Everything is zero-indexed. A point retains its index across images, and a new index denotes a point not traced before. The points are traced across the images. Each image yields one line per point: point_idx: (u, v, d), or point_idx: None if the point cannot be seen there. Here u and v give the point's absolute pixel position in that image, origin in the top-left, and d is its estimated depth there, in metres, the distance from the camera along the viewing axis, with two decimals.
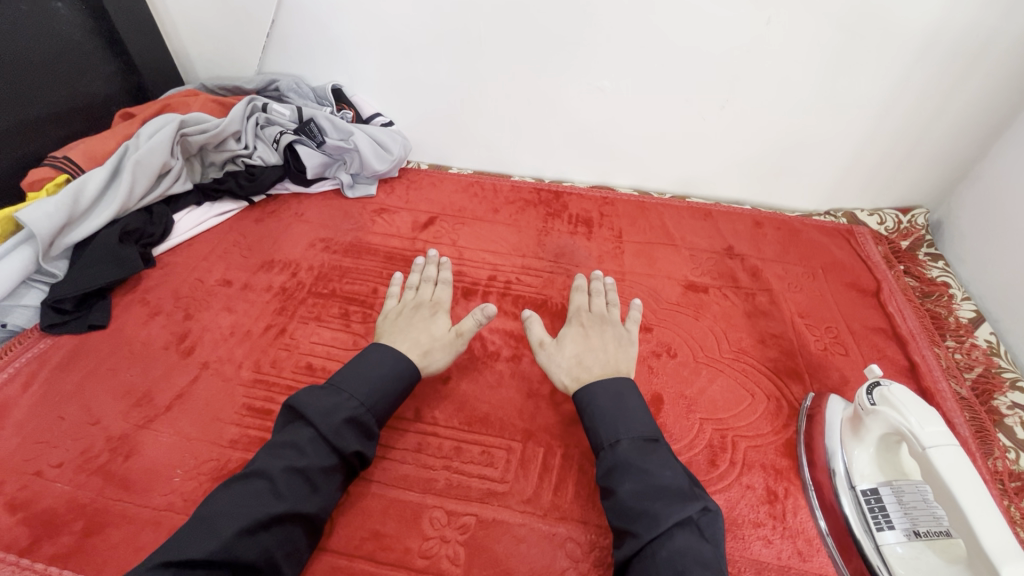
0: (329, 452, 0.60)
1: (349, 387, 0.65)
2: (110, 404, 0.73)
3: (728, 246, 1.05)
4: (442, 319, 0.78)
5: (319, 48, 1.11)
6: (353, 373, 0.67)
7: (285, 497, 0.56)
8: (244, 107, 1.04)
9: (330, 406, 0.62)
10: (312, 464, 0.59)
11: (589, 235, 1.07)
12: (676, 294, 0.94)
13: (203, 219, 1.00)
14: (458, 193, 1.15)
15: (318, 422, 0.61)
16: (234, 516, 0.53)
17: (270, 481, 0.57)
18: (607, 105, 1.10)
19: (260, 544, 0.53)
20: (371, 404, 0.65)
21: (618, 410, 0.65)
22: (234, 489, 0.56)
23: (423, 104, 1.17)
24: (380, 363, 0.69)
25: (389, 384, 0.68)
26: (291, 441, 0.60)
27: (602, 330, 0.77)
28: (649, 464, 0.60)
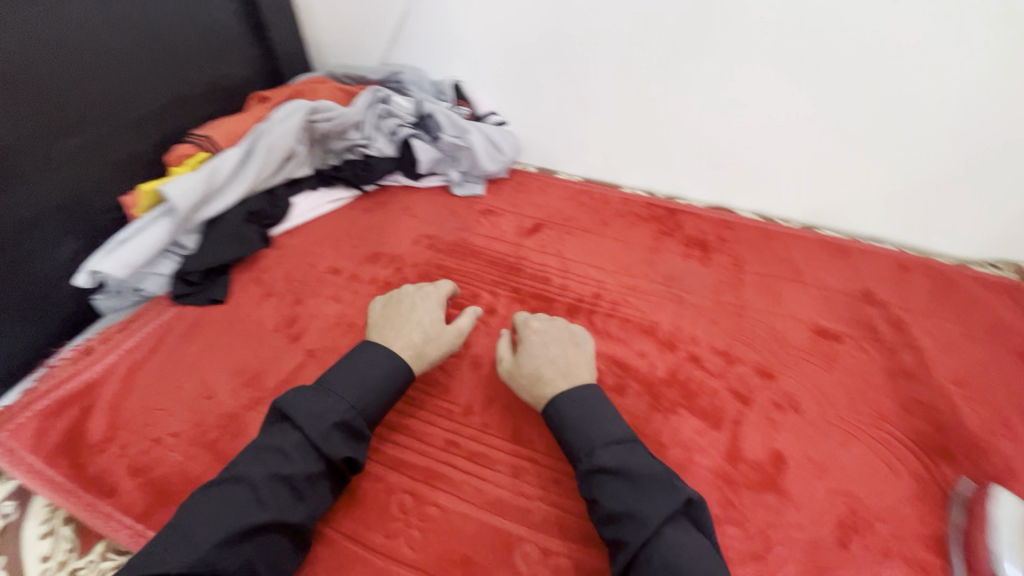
0: (318, 459, 0.58)
1: (339, 389, 0.63)
2: (224, 381, 0.75)
3: (866, 290, 0.93)
4: (436, 309, 0.74)
5: (445, 43, 1.11)
6: (344, 372, 0.65)
7: (265, 506, 0.54)
8: (370, 98, 1.05)
9: (320, 409, 0.60)
10: (298, 472, 0.56)
11: (706, 260, 0.98)
12: (803, 339, 0.85)
13: (318, 205, 1.03)
14: (566, 201, 1.11)
15: (309, 428, 0.58)
16: (213, 526, 0.51)
17: (250, 489, 0.54)
18: (742, 121, 1.01)
19: (241, 554, 0.51)
20: (362, 408, 0.63)
21: (585, 415, 0.62)
22: (212, 495, 0.54)
23: (540, 104, 1.13)
24: (372, 364, 0.66)
25: (380, 385, 0.65)
26: (278, 445, 0.58)
27: (560, 335, 0.72)
28: (625, 463, 0.57)
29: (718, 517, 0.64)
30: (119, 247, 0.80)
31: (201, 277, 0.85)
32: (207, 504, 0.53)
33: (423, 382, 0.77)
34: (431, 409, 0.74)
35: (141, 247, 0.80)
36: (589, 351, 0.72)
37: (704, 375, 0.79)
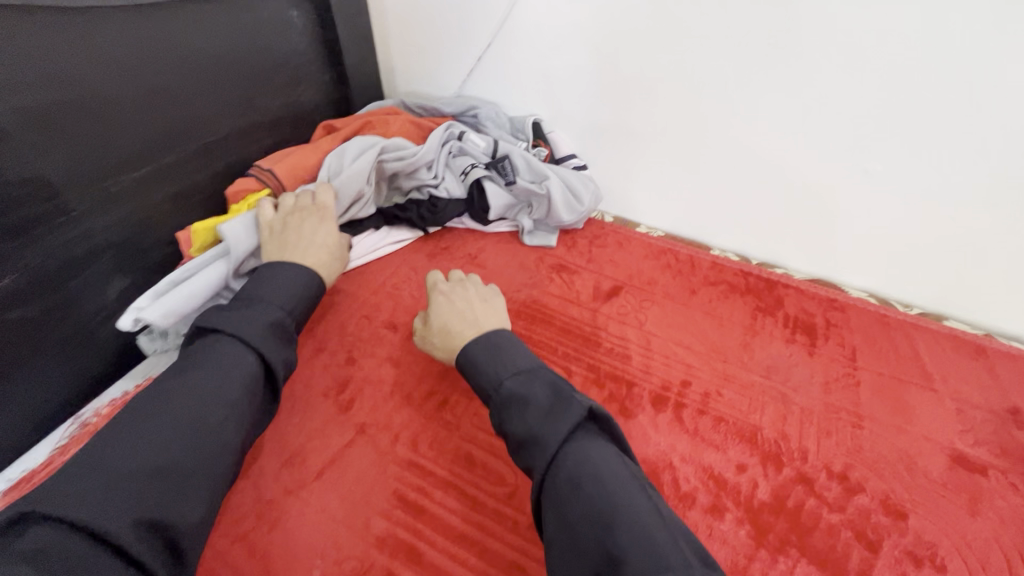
0: (255, 356, 0.60)
1: (264, 296, 0.66)
2: (266, 455, 0.67)
3: (1013, 407, 0.78)
4: (321, 227, 0.77)
5: (528, 78, 1.01)
6: (263, 284, 0.68)
7: (206, 405, 0.54)
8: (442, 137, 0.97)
9: (248, 313, 0.62)
10: (235, 367, 0.58)
11: (812, 349, 0.85)
12: (939, 468, 0.70)
13: (379, 245, 0.95)
14: (648, 261, 0.99)
15: (240, 328, 0.60)
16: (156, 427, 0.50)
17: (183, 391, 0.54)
18: (868, 190, 0.87)
19: (194, 452, 0.51)
20: (289, 309, 0.68)
21: (489, 354, 0.63)
22: (131, 413, 0.52)
23: (627, 150, 1.02)
24: (292, 276, 0.70)
25: (300, 294, 0.70)
26: (199, 352, 0.59)
27: (466, 294, 0.74)
28: (526, 391, 0.57)
29: None
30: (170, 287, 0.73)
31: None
32: (142, 408, 0.52)
33: (485, 481, 0.67)
34: (494, 516, 0.64)
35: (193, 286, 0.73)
36: (496, 305, 0.75)
37: (818, 504, 0.66)
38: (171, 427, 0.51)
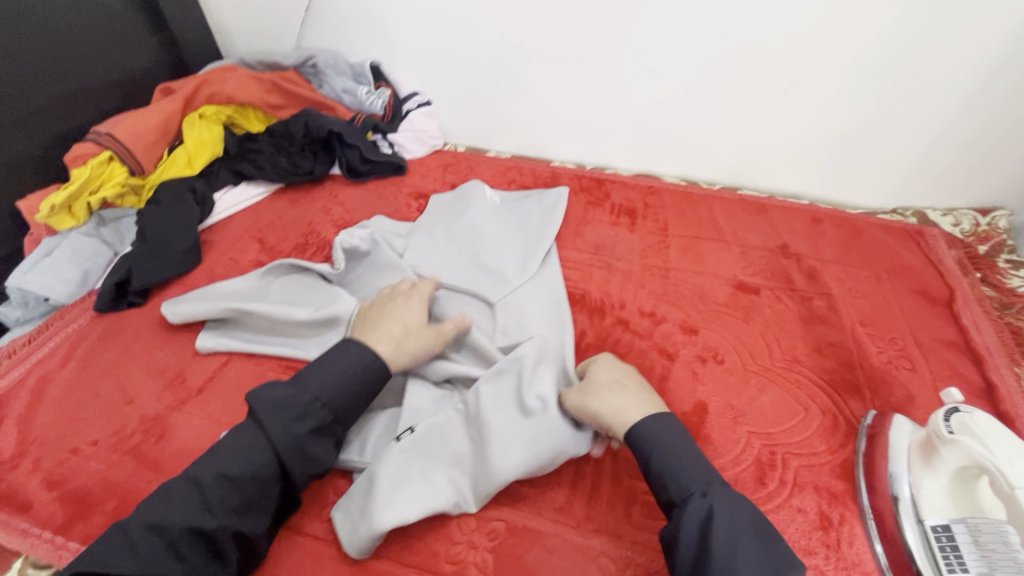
0: (270, 457, 0.56)
1: (310, 383, 0.59)
2: (145, 384, 0.73)
3: (782, 244, 0.98)
4: (417, 310, 0.69)
5: (354, 24, 1.08)
6: (317, 365, 0.61)
7: (248, 472, 0.54)
8: (530, 202, 0.96)
9: (282, 403, 0.57)
10: (246, 470, 0.54)
11: (632, 227, 1.01)
12: (724, 295, 0.89)
13: (239, 200, 1.00)
14: (496, 178, 1.11)
15: (273, 426, 0.56)
16: (207, 493, 0.52)
17: (229, 457, 0.55)
18: (659, 90, 1.02)
19: (250, 487, 0.54)
20: (329, 398, 0.59)
21: (677, 458, 0.56)
22: (230, 440, 0.56)
23: (462, 82, 1.11)
24: (341, 357, 0.62)
25: (353, 382, 0.61)
26: (252, 435, 0.56)
27: (629, 381, 0.65)
28: (721, 516, 0.51)
29: None
30: (47, 256, 0.83)
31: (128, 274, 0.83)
32: (198, 472, 0.54)
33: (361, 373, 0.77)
34: None
35: (423, 510, 0.59)
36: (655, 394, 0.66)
37: (632, 336, 0.82)
38: (211, 495, 0.52)
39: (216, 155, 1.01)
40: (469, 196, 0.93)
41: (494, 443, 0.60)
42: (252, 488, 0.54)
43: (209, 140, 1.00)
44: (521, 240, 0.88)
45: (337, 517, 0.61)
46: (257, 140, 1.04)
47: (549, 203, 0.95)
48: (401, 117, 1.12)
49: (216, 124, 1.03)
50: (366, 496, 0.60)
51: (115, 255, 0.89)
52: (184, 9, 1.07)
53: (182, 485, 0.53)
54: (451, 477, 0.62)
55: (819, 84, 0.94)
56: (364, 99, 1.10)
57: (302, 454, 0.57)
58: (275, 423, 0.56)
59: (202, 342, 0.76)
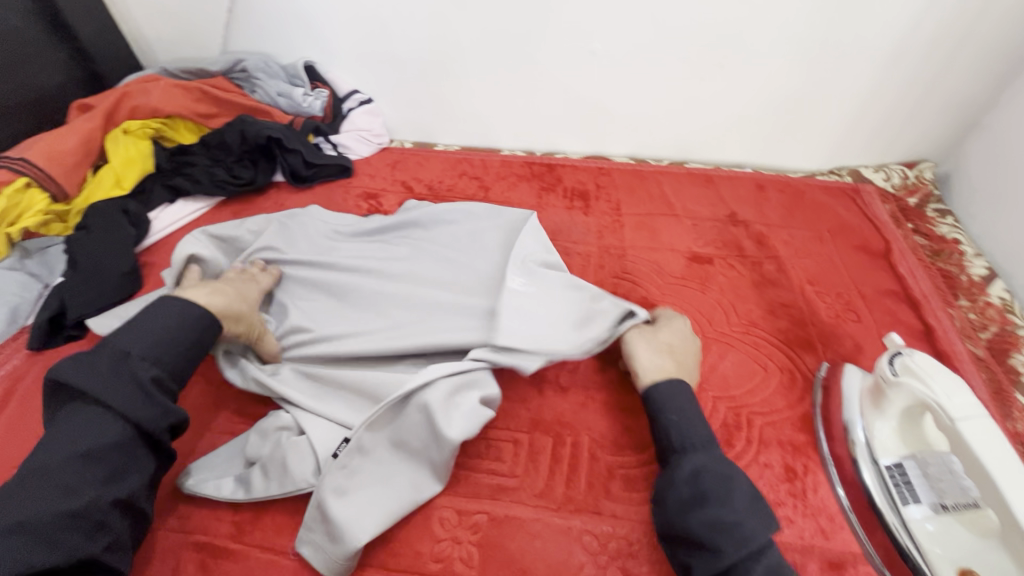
0: (119, 424, 0.55)
1: (131, 345, 0.59)
2: None
3: (731, 213, 1.01)
4: (252, 293, 0.72)
5: (281, 23, 1.04)
6: (138, 328, 0.61)
7: (97, 441, 0.53)
8: (495, 216, 0.88)
9: (109, 370, 0.57)
10: (96, 443, 0.53)
11: (586, 209, 1.02)
12: (680, 268, 0.91)
13: (179, 217, 0.95)
14: (446, 172, 1.09)
15: (97, 391, 0.55)
16: (62, 475, 0.51)
17: (72, 433, 0.54)
18: (600, 70, 1.02)
19: (107, 459, 0.54)
20: (155, 355, 0.60)
21: (688, 414, 0.63)
22: (64, 426, 0.54)
23: (402, 76, 1.08)
24: (172, 315, 0.62)
25: (181, 336, 0.62)
26: (83, 414, 0.55)
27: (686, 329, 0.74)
28: (732, 471, 0.58)
29: (621, 445, 0.68)
30: None
31: (63, 307, 0.78)
32: (44, 461, 0.52)
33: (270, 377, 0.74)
34: None
35: (392, 512, 0.60)
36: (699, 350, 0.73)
37: None
38: (71, 478, 0.51)
39: (147, 172, 0.96)
40: (438, 228, 0.89)
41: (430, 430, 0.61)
42: (109, 457, 0.54)
43: (137, 157, 0.95)
44: (502, 260, 0.80)
45: (304, 551, 0.58)
46: (192, 153, 0.99)
47: (507, 213, 0.89)
48: (342, 116, 1.10)
49: (143, 139, 0.97)
50: (324, 520, 0.58)
51: (45, 288, 0.84)
52: (92, 20, 1.01)
53: (38, 478, 0.51)
54: (405, 476, 0.62)
55: (753, 55, 0.97)
56: (300, 102, 1.05)
57: (147, 408, 0.57)
58: (109, 391, 0.55)
59: None
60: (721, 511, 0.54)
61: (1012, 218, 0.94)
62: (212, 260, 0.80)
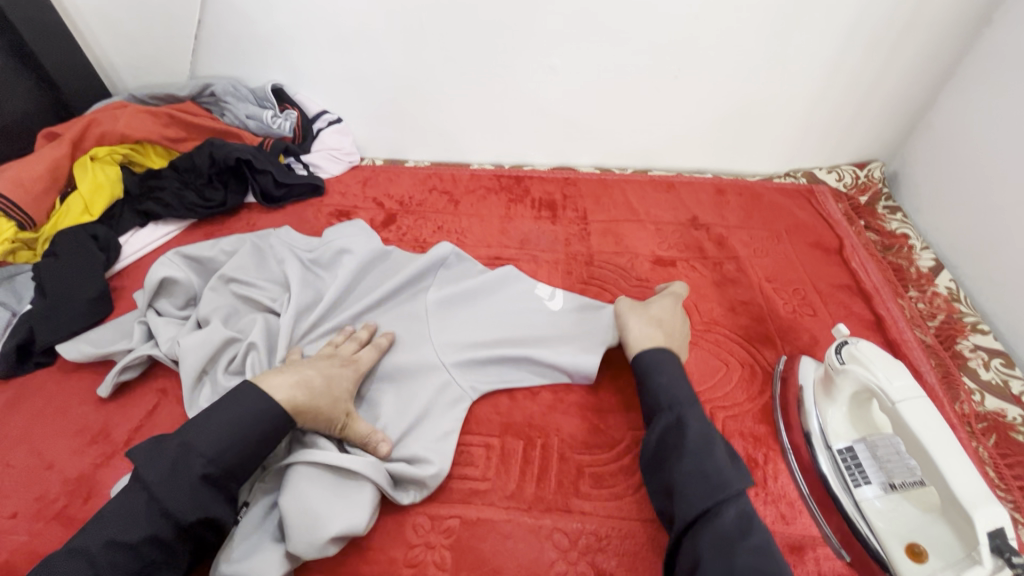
0: (163, 520, 0.54)
1: (198, 443, 0.57)
2: (64, 445, 0.70)
3: (692, 217, 1.05)
4: (343, 381, 0.67)
5: (249, 48, 1.06)
6: (205, 421, 0.58)
7: (140, 532, 0.53)
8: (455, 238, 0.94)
9: (172, 465, 0.55)
10: (139, 535, 0.53)
11: (553, 219, 1.05)
12: (644, 271, 0.94)
13: (149, 241, 0.96)
14: (416, 187, 1.12)
15: (154, 483, 0.54)
16: (99, 561, 0.51)
17: (112, 524, 0.53)
18: (562, 84, 1.05)
19: (141, 556, 0.53)
20: (213, 455, 0.57)
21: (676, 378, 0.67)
22: (113, 504, 0.55)
23: (369, 95, 1.11)
24: (238, 404, 0.60)
25: (245, 438, 0.59)
26: (125, 505, 0.54)
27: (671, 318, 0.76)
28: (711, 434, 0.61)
29: (589, 443, 0.70)
30: None
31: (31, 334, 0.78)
32: (82, 541, 0.52)
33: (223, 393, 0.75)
34: None
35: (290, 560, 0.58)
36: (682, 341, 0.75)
37: None
38: (104, 567, 0.51)
39: (116, 198, 0.96)
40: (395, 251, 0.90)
41: (304, 513, 0.58)
42: (152, 548, 0.53)
43: (105, 182, 0.95)
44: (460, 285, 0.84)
45: None
46: (161, 177, 1.00)
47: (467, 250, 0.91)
48: (312, 136, 1.12)
49: (111, 164, 0.98)
50: None
51: (14, 316, 0.83)
52: (57, 49, 1.02)
53: (69, 558, 0.51)
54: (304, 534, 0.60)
55: (705, 64, 1.01)
56: (270, 124, 1.08)
57: (191, 506, 0.55)
58: (158, 485, 0.54)
59: (100, 387, 0.74)
60: (699, 464, 0.58)
61: (955, 211, 1.00)
62: (185, 282, 0.82)
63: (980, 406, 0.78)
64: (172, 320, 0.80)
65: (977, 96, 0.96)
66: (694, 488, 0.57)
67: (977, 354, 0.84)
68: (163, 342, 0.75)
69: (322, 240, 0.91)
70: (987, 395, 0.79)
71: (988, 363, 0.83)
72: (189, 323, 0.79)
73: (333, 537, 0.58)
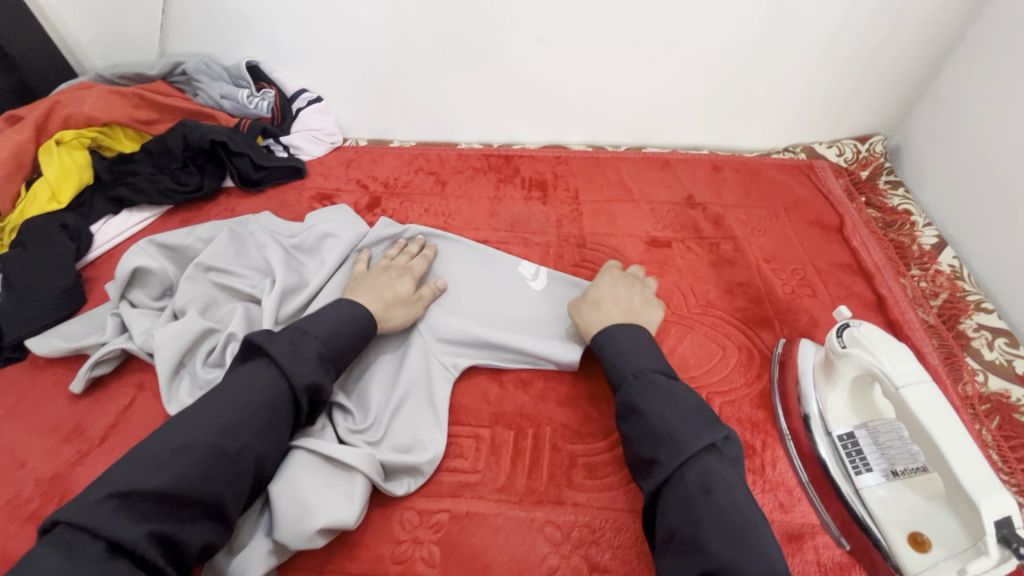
0: (284, 383, 0.56)
1: (311, 328, 0.62)
2: (37, 444, 0.67)
3: (688, 195, 1.01)
4: (406, 281, 0.75)
5: (219, 23, 1.00)
6: (311, 317, 0.64)
7: (265, 394, 0.55)
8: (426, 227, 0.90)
9: (291, 341, 0.59)
10: (263, 396, 0.55)
11: (545, 199, 1.01)
12: (638, 252, 0.91)
13: (123, 228, 0.92)
14: (402, 168, 1.07)
15: (277, 353, 0.57)
16: (224, 414, 0.53)
17: (234, 388, 0.55)
18: (550, 57, 1.01)
19: (266, 411, 0.55)
20: (324, 339, 0.62)
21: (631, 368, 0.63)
22: (232, 374, 0.57)
23: (350, 72, 1.06)
24: (336, 307, 0.66)
25: (348, 331, 0.64)
26: (244, 376, 0.56)
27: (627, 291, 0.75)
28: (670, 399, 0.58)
29: (582, 432, 0.68)
30: None
31: None
32: (205, 403, 0.54)
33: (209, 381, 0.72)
34: None
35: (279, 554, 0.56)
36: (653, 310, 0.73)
37: None
38: (234, 420, 0.53)
39: (83, 184, 0.92)
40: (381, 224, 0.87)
41: (295, 503, 0.56)
42: (274, 409, 0.55)
43: (72, 167, 0.91)
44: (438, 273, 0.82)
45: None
46: (133, 161, 0.96)
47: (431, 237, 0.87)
48: (292, 116, 1.07)
49: (79, 149, 0.93)
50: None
51: None
52: (14, 27, 0.96)
53: (199, 413, 0.53)
54: None
55: (701, 36, 0.96)
56: (246, 104, 1.03)
57: (308, 373, 0.58)
58: (283, 359, 0.57)
59: (72, 383, 0.70)
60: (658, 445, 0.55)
61: (959, 186, 0.96)
62: (160, 272, 0.78)
63: (983, 387, 0.76)
64: (147, 311, 0.76)
65: (983, 65, 0.92)
66: (659, 459, 0.54)
67: (981, 334, 0.81)
68: (138, 335, 0.72)
69: (306, 224, 0.87)
70: (990, 375, 0.77)
71: (992, 343, 0.81)
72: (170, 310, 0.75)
73: (322, 528, 0.55)
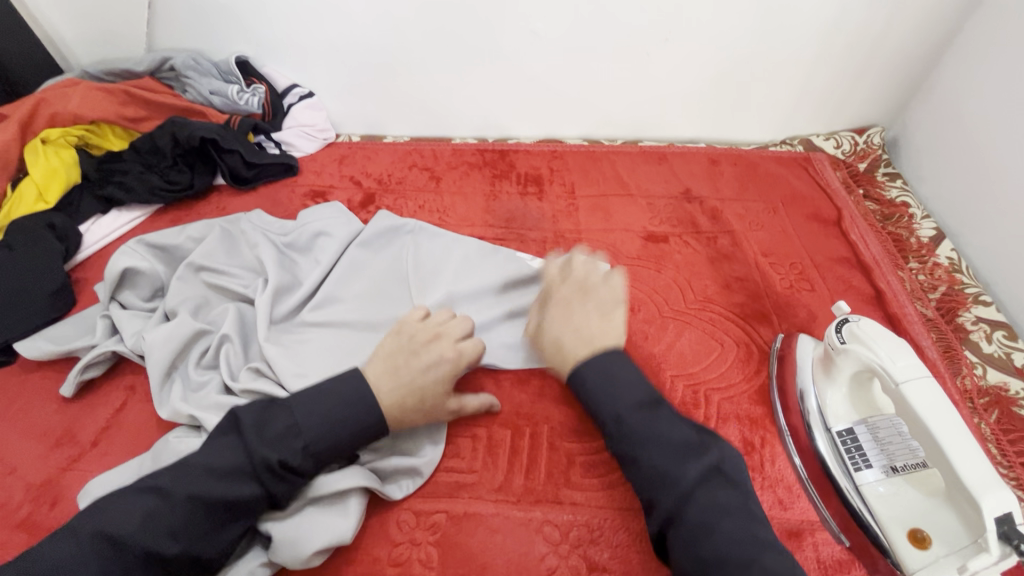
0: (246, 484, 0.53)
1: (302, 424, 0.55)
2: (28, 449, 0.66)
3: (685, 189, 1.00)
4: (438, 385, 0.62)
5: (207, 17, 0.98)
6: (307, 403, 0.57)
7: (222, 493, 0.52)
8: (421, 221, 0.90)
9: (273, 437, 0.54)
10: (219, 496, 0.52)
11: (540, 194, 1.00)
12: (635, 248, 0.90)
13: (113, 229, 0.91)
14: (396, 164, 1.06)
15: (253, 443, 0.54)
16: (168, 512, 0.50)
17: (195, 477, 0.52)
18: (545, 50, 0.99)
19: (213, 517, 0.52)
20: (310, 443, 0.55)
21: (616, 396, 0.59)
22: (205, 450, 0.55)
23: (342, 67, 1.04)
24: (333, 390, 0.58)
25: (342, 432, 0.57)
26: (214, 463, 0.53)
27: (581, 303, 0.65)
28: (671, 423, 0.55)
29: (579, 431, 0.68)
30: None
31: None
32: (165, 483, 0.52)
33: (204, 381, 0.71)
34: None
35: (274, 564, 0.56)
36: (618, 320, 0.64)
37: None
38: (178, 521, 0.50)
39: (71, 183, 0.91)
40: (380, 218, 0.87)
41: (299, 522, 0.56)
42: (226, 511, 0.52)
43: (59, 167, 0.90)
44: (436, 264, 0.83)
45: None
46: (121, 159, 0.94)
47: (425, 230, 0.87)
48: (283, 112, 1.05)
49: (66, 147, 0.92)
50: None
51: None
52: None
53: (150, 496, 0.51)
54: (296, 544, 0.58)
55: (697, 28, 0.95)
56: (235, 99, 1.01)
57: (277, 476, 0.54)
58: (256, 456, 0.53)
59: (64, 387, 0.70)
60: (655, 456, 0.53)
61: (957, 179, 0.96)
62: (149, 272, 0.77)
63: (982, 380, 0.76)
64: (137, 313, 0.75)
65: (983, 55, 0.91)
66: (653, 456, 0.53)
67: (980, 327, 0.81)
68: (128, 337, 0.71)
69: (298, 222, 0.86)
70: (988, 368, 0.77)
71: (990, 335, 0.80)
72: (160, 313, 0.74)
73: (320, 549, 0.55)
